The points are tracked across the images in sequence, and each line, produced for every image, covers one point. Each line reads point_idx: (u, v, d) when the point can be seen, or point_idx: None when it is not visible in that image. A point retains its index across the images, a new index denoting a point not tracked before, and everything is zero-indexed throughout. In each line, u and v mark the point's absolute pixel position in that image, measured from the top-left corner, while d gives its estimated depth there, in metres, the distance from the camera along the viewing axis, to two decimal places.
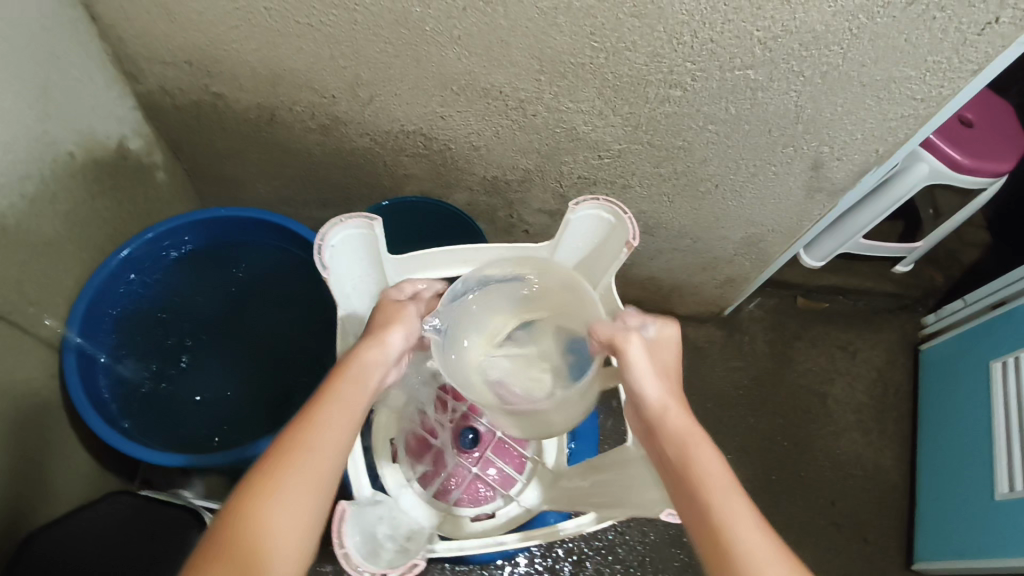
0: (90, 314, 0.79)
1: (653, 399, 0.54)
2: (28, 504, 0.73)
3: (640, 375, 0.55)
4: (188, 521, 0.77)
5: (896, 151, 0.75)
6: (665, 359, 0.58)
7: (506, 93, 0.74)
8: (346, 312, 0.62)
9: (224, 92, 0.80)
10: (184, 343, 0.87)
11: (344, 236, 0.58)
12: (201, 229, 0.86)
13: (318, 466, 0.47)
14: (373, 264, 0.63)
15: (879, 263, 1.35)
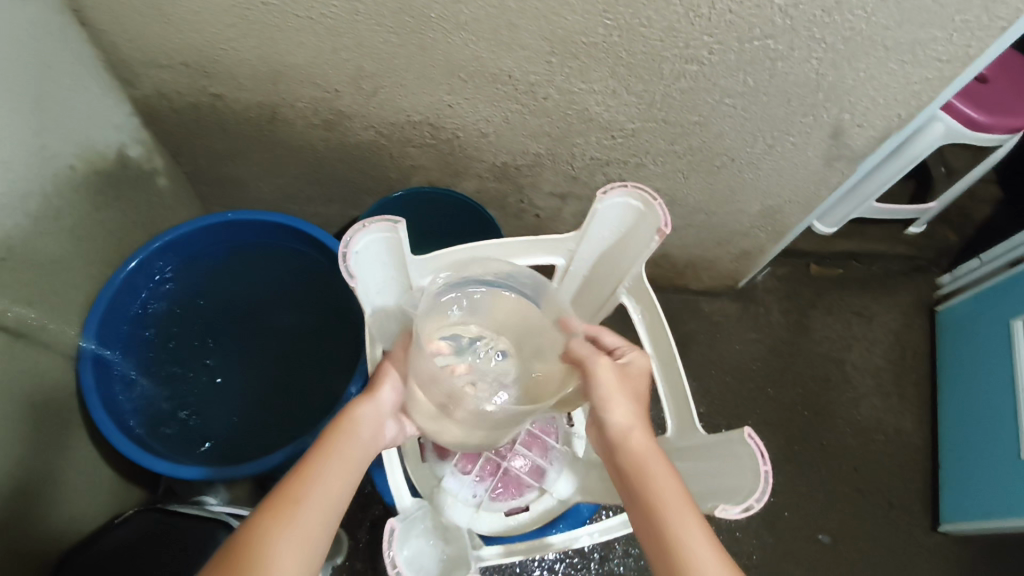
0: (105, 328, 0.77)
1: (619, 421, 0.53)
2: (53, 526, 0.71)
3: (609, 400, 0.53)
4: (223, 534, 0.74)
5: (917, 114, 0.73)
6: (639, 389, 0.56)
7: (516, 78, 0.71)
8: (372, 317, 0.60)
9: (223, 92, 0.78)
10: (200, 350, 0.86)
11: (367, 241, 0.54)
12: (209, 234, 0.84)
13: (319, 514, 0.46)
14: (397, 267, 0.59)
15: (892, 226, 1.34)
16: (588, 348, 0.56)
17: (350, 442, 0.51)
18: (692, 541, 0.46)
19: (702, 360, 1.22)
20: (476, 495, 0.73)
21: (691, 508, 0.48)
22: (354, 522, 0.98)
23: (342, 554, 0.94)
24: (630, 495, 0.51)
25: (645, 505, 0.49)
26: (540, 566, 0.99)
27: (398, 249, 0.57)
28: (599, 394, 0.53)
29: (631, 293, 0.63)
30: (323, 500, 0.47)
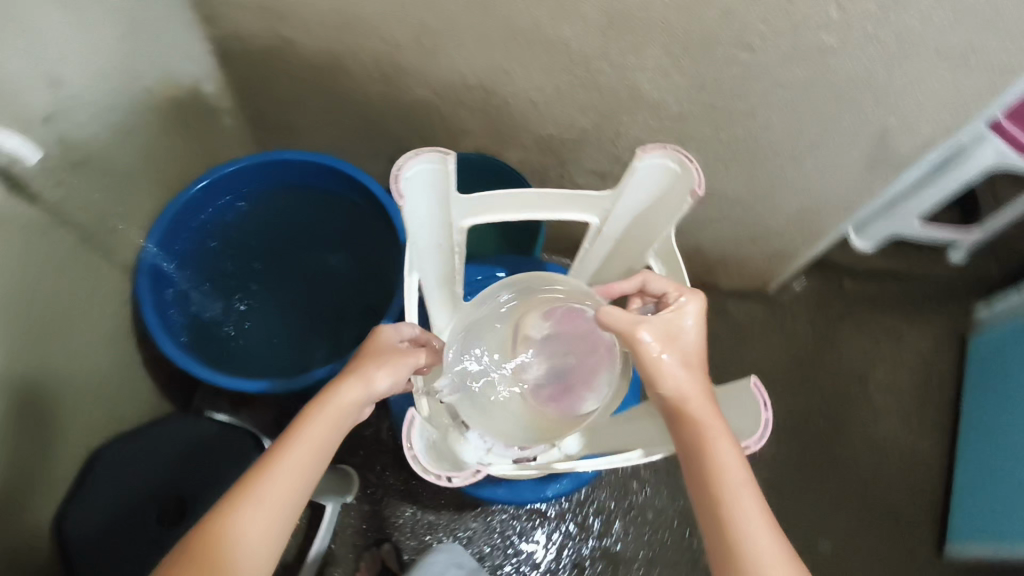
0: (166, 234, 0.80)
1: (674, 390, 0.53)
2: (90, 419, 0.76)
3: (664, 368, 0.53)
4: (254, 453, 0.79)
5: (967, 125, 0.73)
6: (694, 347, 0.55)
7: (572, 48, 0.74)
8: (411, 251, 0.59)
9: (294, 38, 0.82)
10: (248, 271, 0.90)
11: (417, 171, 0.54)
12: (267, 170, 0.85)
13: (283, 491, 0.51)
14: (441, 204, 0.59)
15: (932, 249, 1.32)
16: (629, 316, 0.55)
17: (328, 426, 0.54)
18: (750, 523, 0.49)
19: (722, 359, 1.23)
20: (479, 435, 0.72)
21: (751, 487, 0.50)
22: (369, 466, 1.03)
23: (351, 494, 0.98)
24: (688, 465, 0.52)
25: (699, 474, 0.51)
26: (540, 531, 1.03)
27: (445, 182, 0.56)
28: (647, 366, 0.54)
29: (661, 255, 0.64)
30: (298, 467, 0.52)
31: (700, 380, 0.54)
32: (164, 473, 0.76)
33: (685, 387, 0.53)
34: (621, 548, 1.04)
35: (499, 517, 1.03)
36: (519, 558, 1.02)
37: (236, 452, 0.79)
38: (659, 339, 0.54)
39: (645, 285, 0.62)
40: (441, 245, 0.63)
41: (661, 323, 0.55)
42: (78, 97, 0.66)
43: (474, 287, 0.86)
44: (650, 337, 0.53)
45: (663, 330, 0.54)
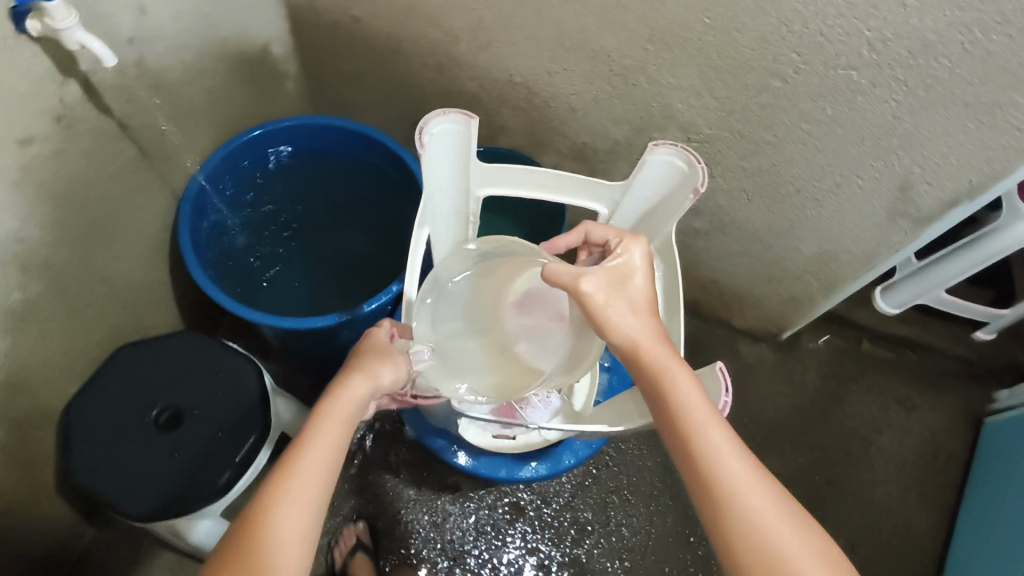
0: (220, 168, 0.87)
1: (629, 337, 0.54)
2: (110, 321, 0.84)
3: (613, 317, 0.55)
4: (250, 373, 0.83)
5: (990, 185, 0.73)
6: (642, 290, 0.57)
7: (613, 58, 0.79)
8: (425, 204, 0.65)
9: (363, 16, 0.89)
10: (290, 221, 0.98)
11: (441, 128, 0.60)
12: (321, 132, 0.92)
13: (313, 486, 0.52)
14: (460, 167, 0.64)
15: (959, 326, 1.30)
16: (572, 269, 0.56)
17: (341, 421, 0.56)
18: (723, 455, 0.50)
19: None
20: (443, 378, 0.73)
21: (718, 421, 0.52)
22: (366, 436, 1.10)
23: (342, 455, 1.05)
24: (656, 410, 0.54)
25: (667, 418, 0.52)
26: (515, 528, 1.07)
27: (466, 143, 0.61)
28: (597, 317, 0.55)
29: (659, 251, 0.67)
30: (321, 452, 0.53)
31: (649, 323, 0.56)
32: (165, 380, 0.81)
33: (638, 332, 0.55)
34: (589, 558, 1.06)
35: (477, 507, 1.07)
36: (490, 549, 1.05)
37: (233, 372, 0.82)
38: (603, 287, 0.56)
39: (587, 234, 0.65)
40: (457, 208, 0.68)
41: (604, 271, 0.57)
42: (161, 29, 0.74)
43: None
44: (594, 285, 0.55)
45: (607, 278, 0.56)
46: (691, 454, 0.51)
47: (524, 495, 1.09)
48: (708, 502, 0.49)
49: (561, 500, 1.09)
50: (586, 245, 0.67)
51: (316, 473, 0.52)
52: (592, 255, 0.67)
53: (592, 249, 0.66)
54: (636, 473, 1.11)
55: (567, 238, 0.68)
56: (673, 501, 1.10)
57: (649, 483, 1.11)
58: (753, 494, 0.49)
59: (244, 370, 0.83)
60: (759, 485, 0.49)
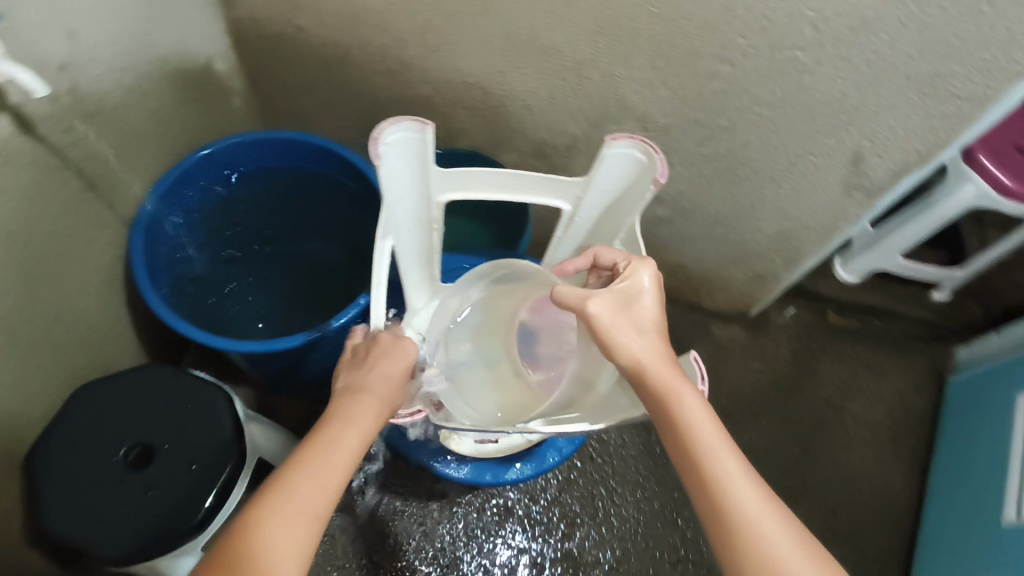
0: (169, 192, 0.84)
1: (635, 356, 0.56)
2: (68, 360, 0.80)
3: (620, 337, 0.57)
4: (221, 402, 0.80)
5: (936, 153, 0.76)
6: (651, 312, 0.59)
7: (564, 54, 0.79)
8: (387, 216, 0.63)
9: (306, 27, 0.87)
10: (255, 241, 0.96)
11: (397, 137, 0.58)
12: (272, 148, 0.89)
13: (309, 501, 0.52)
14: (419, 175, 0.62)
15: (917, 289, 1.35)
16: (579, 291, 0.58)
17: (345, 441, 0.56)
18: (727, 470, 0.52)
19: None
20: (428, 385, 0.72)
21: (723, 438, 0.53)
22: None
23: None
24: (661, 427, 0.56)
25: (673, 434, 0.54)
26: (505, 528, 1.07)
27: (423, 151, 0.60)
28: (603, 337, 0.57)
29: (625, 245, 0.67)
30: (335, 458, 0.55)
31: (655, 343, 0.57)
32: (133, 417, 0.78)
33: (645, 352, 0.57)
34: (581, 553, 1.06)
35: (464, 511, 1.07)
36: (481, 552, 1.05)
37: (203, 401, 0.80)
38: (610, 307, 0.58)
39: (596, 258, 0.65)
40: (419, 216, 0.67)
41: (613, 292, 0.58)
42: (91, 54, 0.71)
43: (452, 275, 0.87)
44: (600, 308, 0.57)
45: (614, 298, 0.58)
46: (697, 469, 0.52)
47: (511, 495, 1.09)
48: (711, 515, 0.51)
49: (548, 496, 1.09)
50: (595, 268, 0.67)
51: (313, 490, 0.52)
52: (601, 278, 0.67)
53: (602, 272, 0.67)
54: (620, 463, 1.12)
55: (575, 262, 0.67)
56: (658, 486, 1.11)
57: (634, 471, 1.12)
58: (756, 508, 0.50)
59: (215, 398, 0.80)
60: (762, 501, 0.51)
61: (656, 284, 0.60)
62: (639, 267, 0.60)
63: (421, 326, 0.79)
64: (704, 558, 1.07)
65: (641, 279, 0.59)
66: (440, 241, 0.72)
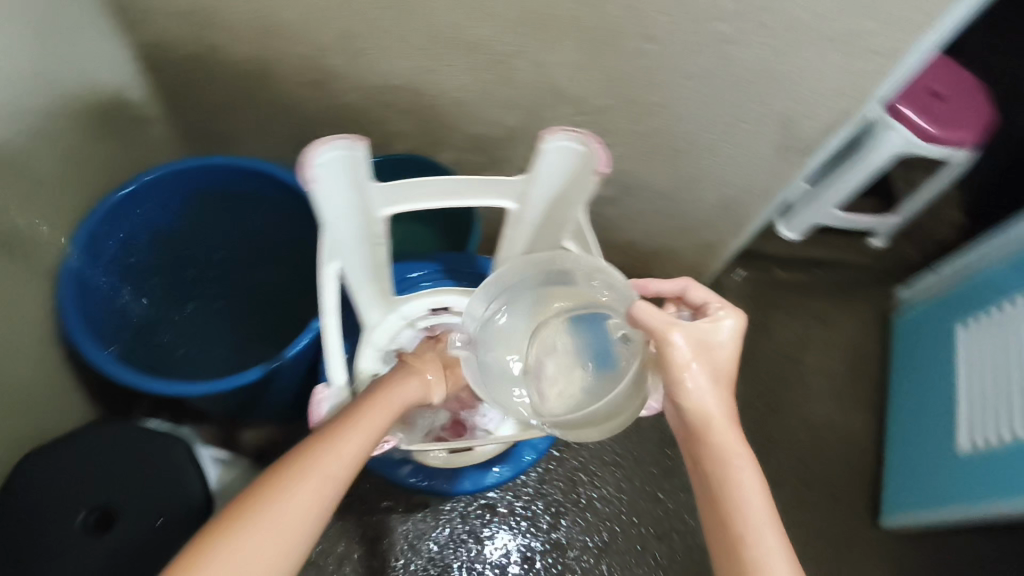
0: (95, 240, 0.79)
1: (698, 399, 0.59)
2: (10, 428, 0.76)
3: (690, 375, 0.59)
4: (182, 452, 0.78)
5: (861, 108, 0.78)
6: (724, 363, 0.61)
7: (491, 47, 0.77)
8: (330, 239, 0.61)
9: (220, 44, 0.83)
10: (200, 281, 0.95)
11: (330, 157, 0.55)
12: (197, 178, 0.85)
13: (336, 463, 0.57)
14: (358, 191, 0.61)
15: (856, 237, 1.40)
16: (664, 318, 0.60)
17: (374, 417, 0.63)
18: (758, 526, 0.54)
19: None
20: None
21: (763, 499, 0.56)
22: None
23: None
24: (700, 469, 0.59)
25: (714, 476, 0.57)
26: (492, 527, 1.07)
27: (358, 168, 0.58)
28: (676, 370, 0.59)
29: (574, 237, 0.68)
30: (341, 455, 0.58)
31: (720, 395, 0.60)
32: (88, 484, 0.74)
33: (706, 398, 0.59)
34: (570, 545, 1.08)
35: (448, 517, 1.07)
36: (471, 554, 1.05)
37: (162, 454, 0.77)
38: (690, 344, 0.60)
39: (686, 291, 0.71)
40: (363, 233, 0.65)
41: (695, 332, 0.60)
42: None
43: (406, 285, 0.86)
44: (681, 341, 0.59)
45: (695, 338, 0.60)
46: (724, 509, 0.56)
47: (493, 494, 1.09)
48: (728, 559, 0.54)
49: (529, 490, 1.10)
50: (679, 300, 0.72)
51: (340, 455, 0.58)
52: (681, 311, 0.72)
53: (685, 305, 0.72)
54: (596, 446, 1.14)
55: (663, 284, 0.72)
56: (634, 462, 1.14)
57: (609, 452, 1.14)
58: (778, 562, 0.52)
59: (174, 449, 0.78)
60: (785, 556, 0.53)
61: (735, 337, 0.62)
62: (723, 316, 0.62)
63: (379, 341, 0.83)
64: (689, 525, 1.10)
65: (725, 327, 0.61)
66: (388, 253, 0.71)
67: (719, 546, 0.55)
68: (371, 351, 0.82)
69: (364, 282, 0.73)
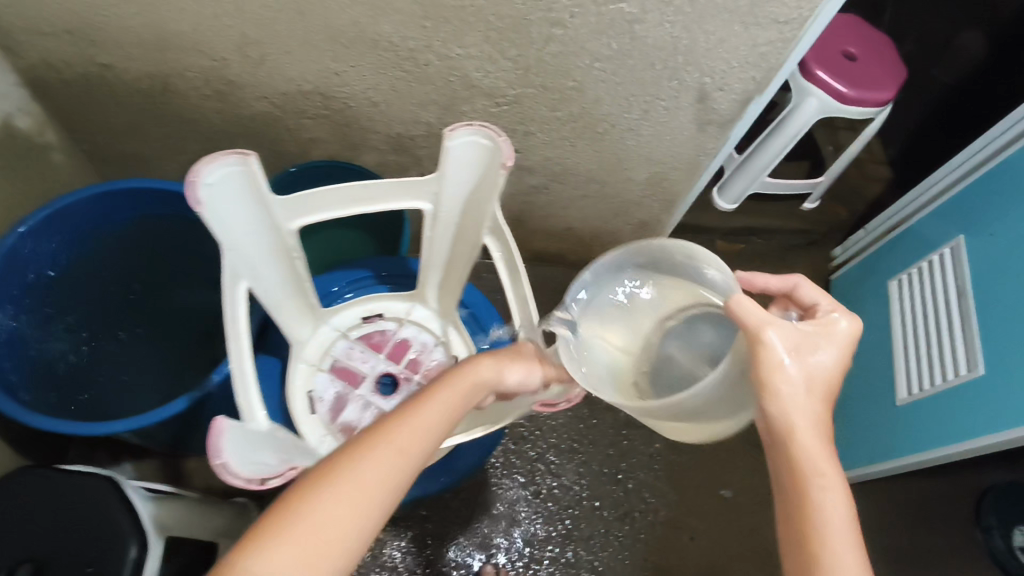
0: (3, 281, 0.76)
1: (792, 407, 0.54)
2: None
3: (785, 383, 0.54)
4: (111, 493, 0.68)
5: (771, 77, 0.79)
6: (826, 375, 0.56)
7: (395, 43, 0.75)
8: (235, 258, 0.59)
9: (111, 62, 0.79)
10: (121, 305, 0.90)
11: (218, 174, 0.54)
12: (107, 202, 0.83)
13: (424, 432, 0.52)
14: (258, 206, 0.59)
15: (790, 202, 1.42)
16: (760, 314, 0.54)
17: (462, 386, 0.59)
18: (838, 547, 0.51)
19: None
20: (335, 422, 0.79)
21: (850, 527, 0.52)
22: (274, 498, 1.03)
23: None
24: (782, 478, 0.55)
25: (796, 487, 0.54)
26: (453, 528, 1.07)
27: (253, 181, 0.56)
28: (769, 373, 0.54)
29: (494, 231, 0.68)
30: (426, 423, 0.53)
31: (817, 407, 0.55)
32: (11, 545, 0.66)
33: (800, 408, 0.55)
34: (534, 538, 1.08)
35: (408, 524, 1.06)
36: (434, 557, 1.05)
37: (89, 501, 0.67)
38: (786, 347, 0.54)
39: (797, 290, 0.63)
40: (272, 248, 0.64)
41: (797, 335, 0.55)
42: None
43: (327, 299, 0.83)
44: (777, 340, 0.54)
45: (797, 343, 0.55)
46: (797, 517, 0.53)
47: (451, 495, 1.08)
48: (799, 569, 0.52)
49: (489, 487, 1.10)
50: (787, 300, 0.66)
51: (426, 425, 0.53)
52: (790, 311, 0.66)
53: (792, 304, 0.65)
54: (553, 433, 1.14)
55: (770, 279, 0.65)
56: (592, 445, 1.14)
57: (565, 439, 1.14)
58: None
59: (103, 493, 0.68)
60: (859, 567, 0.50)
61: (841, 348, 0.57)
62: (837, 319, 0.58)
63: (311, 356, 0.81)
64: (649, 503, 1.12)
65: (836, 333, 0.57)
66: (306, 265, 0.70)
67: (792, 557, 0.53)
68: (304, 368, 0.81)
69: (285, 296, 0.72)
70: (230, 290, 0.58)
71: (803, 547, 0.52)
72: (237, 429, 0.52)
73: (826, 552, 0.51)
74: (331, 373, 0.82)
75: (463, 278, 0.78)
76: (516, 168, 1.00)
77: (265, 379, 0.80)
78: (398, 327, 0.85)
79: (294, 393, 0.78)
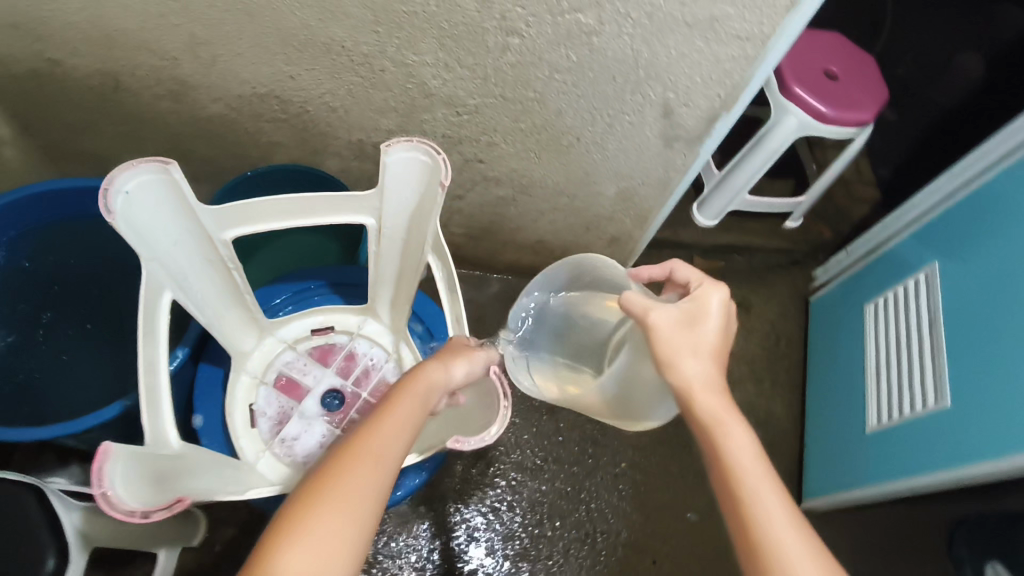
0: None
1: (692, 377, 0.53)
2: None
3: (678, 356, 0.53)
4: (29, 502, 0.66)
5: (736, 96, 0.75)
6: (718, 340, 0.55)
7: (349, 48, 0.73)
8: (159, 269, 0.60)
9: (60, 58, 0.77)
10: (77, 299, 0.90)
11: (136, 183, 0.54)
12: (49, 201, 0.81)
13: (387, 446, 0.50)
14: (184, 214, 0.60)
15: (770, 221, 1.40)
16: (643, 300, 0.55)
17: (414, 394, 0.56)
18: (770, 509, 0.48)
19: None
20: (276, 437, 0.80)
21: (771, 482, 0.50)
22: (224, 505, 1.01)
23: (200, 532, 0.98)
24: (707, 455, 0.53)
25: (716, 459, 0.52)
26: (405, 544, 1.04)
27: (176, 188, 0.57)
28: (661, 352, 0.53)
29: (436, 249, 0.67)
30: (388, 438, 0.50)
31: (715, 371, 0.54)
32: None
33: (701, 376, 0.53)
34: (487, 557, 1.05)
35: None
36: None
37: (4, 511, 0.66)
38: (672, 322, 0.54)
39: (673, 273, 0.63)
40: (202, 255, 0.66)
41: (678, 308, 0.55)
42: None
43: (271, 311, 0.84)
44: (661, 319, 0.54)
45: (678, 314, 0.55)
46: (728, 488, 0.50)
47: (405, 510, 1.05)
48: (743, 540, 0.48)
49: (445, 500, 1.07)
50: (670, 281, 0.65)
51: (387, 440, 0.50)
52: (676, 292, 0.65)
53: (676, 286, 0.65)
54: (515, 450, 1.11)
55: (651, 270, 0.66)
56: (555, 463, 1.11)
57: (531, 456, 1.12)
58: (787, 537, 0.47)
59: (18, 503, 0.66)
60: (786, 509, 0.48)
61: (725, 307, 0.56)
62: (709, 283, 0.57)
63: (255, 368, 0.83)
64: (611, 525, 1.09)
65: (713, 296, 0.56)
66: (245, 277, 0.72)
67: (735, 533, 0.49)
68: (247, 380, 0.82)
69: (225, 308, 0.74)
70: (151, 300, 0.59)
71: (733, 507, 0.50)
72: (129, 454, 0.51)
73: (755, 515, 0.48)
74: (274, 386, 0.83)
75: (411, 295, 0.77)
76: (483, 179, 0.98)
77: (207, 389, 0.80)
78: (350, 341, 0.86)
79: (234, 406, 0.79)
